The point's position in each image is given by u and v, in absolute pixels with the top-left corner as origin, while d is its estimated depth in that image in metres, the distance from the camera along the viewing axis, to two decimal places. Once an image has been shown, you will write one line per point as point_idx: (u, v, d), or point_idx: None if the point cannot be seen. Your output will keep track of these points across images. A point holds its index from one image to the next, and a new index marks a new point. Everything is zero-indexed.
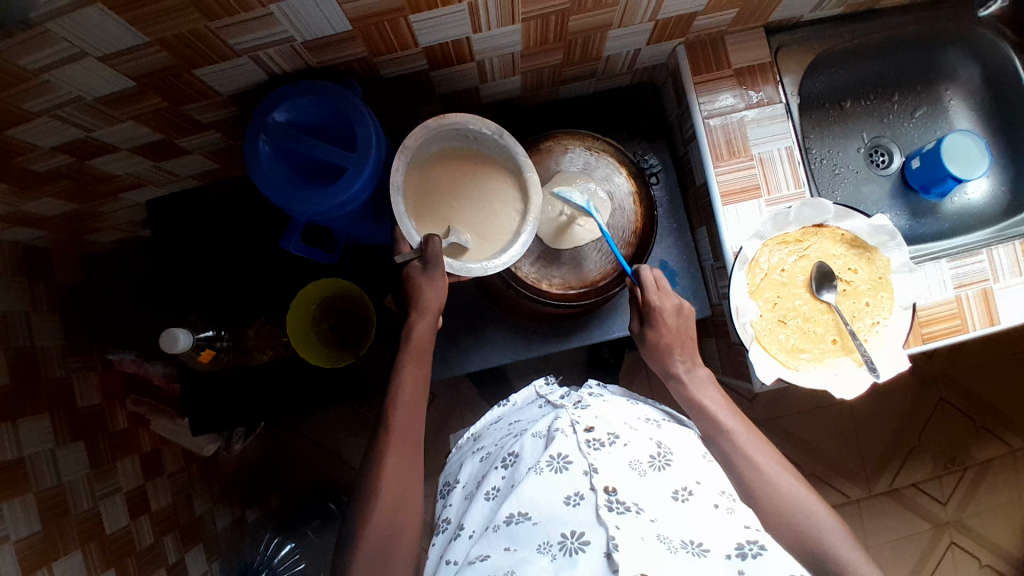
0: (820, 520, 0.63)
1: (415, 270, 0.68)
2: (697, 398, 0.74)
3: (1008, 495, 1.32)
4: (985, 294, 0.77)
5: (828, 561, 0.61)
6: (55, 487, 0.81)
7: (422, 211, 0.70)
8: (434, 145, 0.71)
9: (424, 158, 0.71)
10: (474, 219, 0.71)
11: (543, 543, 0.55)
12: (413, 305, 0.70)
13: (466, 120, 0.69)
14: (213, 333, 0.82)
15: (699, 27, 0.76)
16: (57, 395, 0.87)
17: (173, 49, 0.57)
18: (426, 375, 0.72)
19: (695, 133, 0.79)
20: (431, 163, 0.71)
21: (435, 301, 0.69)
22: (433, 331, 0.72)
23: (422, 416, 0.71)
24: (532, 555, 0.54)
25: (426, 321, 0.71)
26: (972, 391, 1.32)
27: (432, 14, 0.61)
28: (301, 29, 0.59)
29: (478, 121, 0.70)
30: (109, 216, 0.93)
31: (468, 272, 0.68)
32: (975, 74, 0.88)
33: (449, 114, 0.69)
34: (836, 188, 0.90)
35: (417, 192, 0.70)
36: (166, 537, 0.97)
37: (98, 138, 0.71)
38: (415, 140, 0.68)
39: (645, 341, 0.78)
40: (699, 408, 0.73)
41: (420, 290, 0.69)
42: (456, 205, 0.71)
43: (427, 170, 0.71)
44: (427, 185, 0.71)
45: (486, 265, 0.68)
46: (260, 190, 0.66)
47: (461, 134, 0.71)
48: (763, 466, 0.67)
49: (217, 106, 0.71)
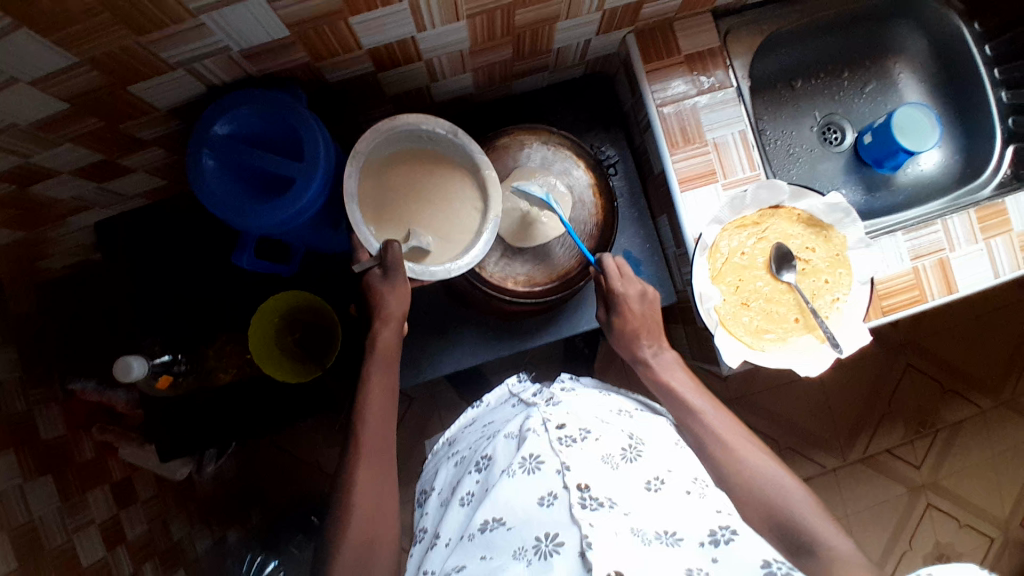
0: (791, 493, 0.63)
1: (376, 278, 0.67)
2: (664, 380, 0.75)
3: (978, 454, 1.35)
4: (942, 263, 0.78)
5: (801, 534, 0.60)
6: (28, 523, 0.79)
7: (381, 216, 0.69)
8: (388, 148, 0.70)
9: (377, 162, 0.69)
10: (435, 220, 0.70)
11: (519, 549, 0.54)
12: (376, 313, 0.69)
13: (419, 120, 0.68)
14: (169, 358, 0.81)
15: (647, 15, 0.75)
16: (20, 429, 0.84)
17: (105, 67, 0.55)
18: (395, 380, 0.72)
19: (651, 122, 0.79)
20: (386, 166, 0.70)
21: (396, 307, 0.68)
22: (398, 336, 0.72)
23: (393, 423, 0.70)
24: (508, 562, 0.53)
25: (390, 328, 0.70)
26: (939, 357, 1.35)
27: (374, 15, 0.60)
28: (236, 37, 0.57)
29: (430, 120, 0.68)
30: (58, 240, 0.90)
31: (431, 276, 0.67)
32: (922, 47, 0.90)
33: (401, 115, 0.67)
34: (791, 167, 0.91)
35: (373, 197, 0.69)
36: (146, 565, 0.95)
37: (38, 163, 0.68)
38: (367, 144, 0.67)
39: (612, 329, 0.78)
40: (671, 393, 0.74)
41: (381, 297, 0.68)
42: (414, 206, 0.70)
43: (382, 173, 0.69)
44: (382, 189, 0.69)
45: (449, 267, 0.68)
46: (206, 206, 0.64)
47: (415, 136, 0.70)
48: (734, 447, 0.67)
49: (158, 121, 0.68)
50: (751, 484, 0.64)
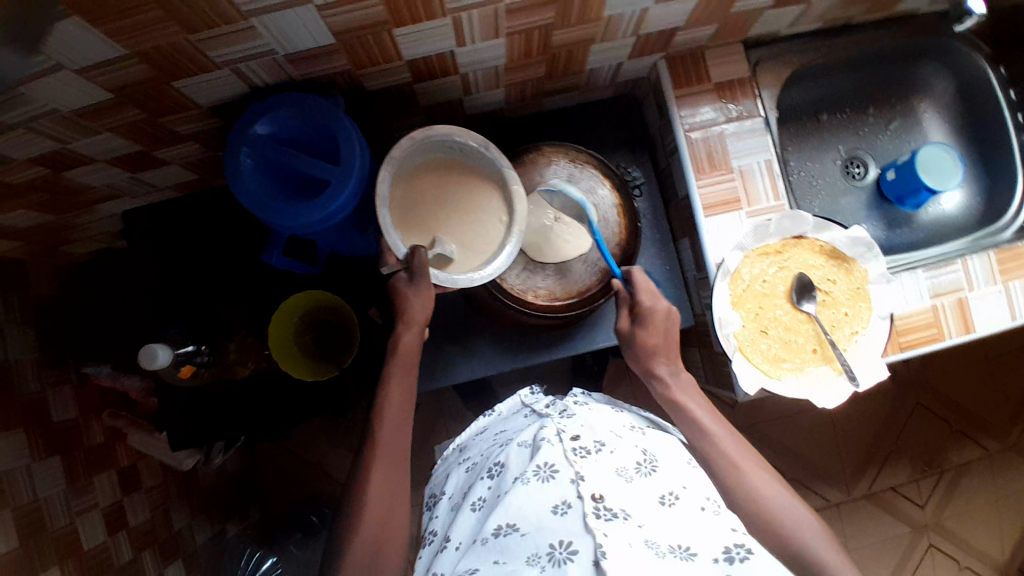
0: (798, 517, 0.64)
1: (401, 283, 0.68)
2: (680, 401, 0.74)
3: (983, 496, 1.34)
4: (960, 303, 0.79)
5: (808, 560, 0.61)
6: (32, 503, 0.79)
7: (408, 221, 0.70)
8: (422, 156, 0.71)
9: (409, 169, 0.70)
10: (462, 231, 0.71)
11: (532, 555, 0.56)
12: (400, 315, 0.69)
13: (451, 132, 0.69)
14: (192, 348, 0.80)
15: (680, 41, 0.77)
16: (31, 411, 0.86)
17: (152, 61, 0.56)
18: (413, 383, 0.72)
19: (678, 146, 0.80)
20: (419, 174, 0.71)
21: (420, 312, 0.68)
22: (421, 340, 0.72)
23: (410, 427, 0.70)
24: (522, 567, 0.55)
25: (412, 333, 0.70)
26: (948, 396, 1.35)
27: (417, 28, 0.61)
28: (283, 42, 0.58)
29: (464, 133, 0.70)
30: (84, 226, 0.92)
31: (453, 283, 0.67)
32: (948, 87, 0.91)
33: (434, 126, 0.69)
34: (814, 199, 0.91)
35: (403, 203, 0.70)
36: (145, 553, 0.95)
37: (74, 149, 0.69)
38: (401, 150, 0.67)
39: (633, 342, 0.77)
40: (683, 409, 0.73)
41: (405, 300, 0.68)
42: (441, 215, 0.71)
43: (415, 180, 0.70)
44: (413, 196, 0.70)
45: (472, 276, 0.68)
46: (242, 204, 0.66)
47: (447, 147, 0.71)
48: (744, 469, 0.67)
49: (198, 117, 0.70)
50: (763, 511, 0.64)
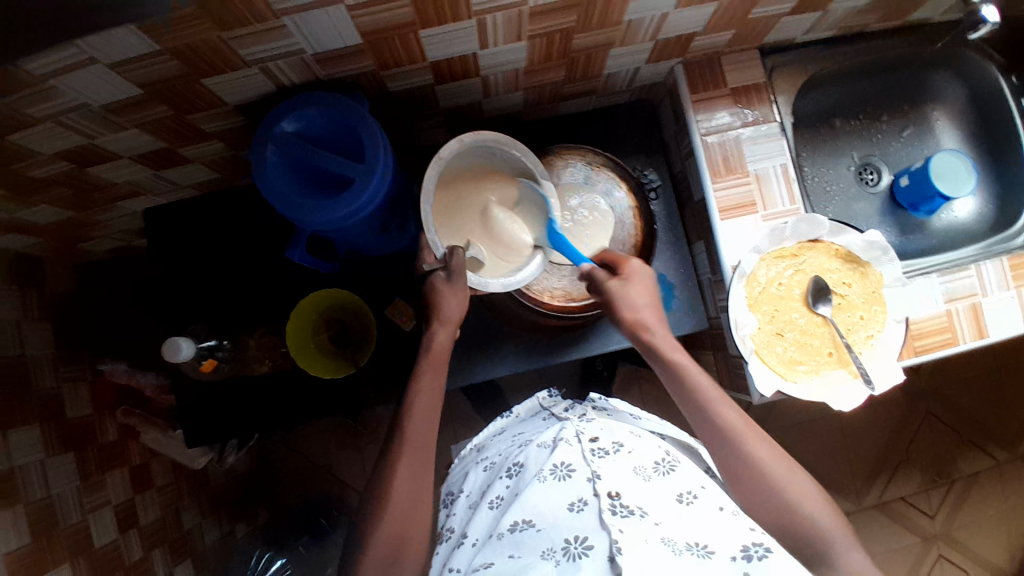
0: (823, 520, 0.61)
1: (440, 281, 0.69)
2: (675, 361, 0.69)
3: (994, 507, 1.34)
4: (975, 308, 0.79)
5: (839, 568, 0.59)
6: (45, 499, 0.79)
7: (444, 223, 0.71)
8: (463, 161, 0.71)
9: (454, 172, 0.71)
10: (495, 234, 0.72)
11: (548, 549, 0.56)
12: (435, 315, 0.71)
13: (499, 138, 0.70)
14: (214, 342, 0.82)
15: (697, 47, 0.78)
16: (46, 405, 0.86)
17: (185, 58, 0.57)
18: (444, 383, 0.72)
19: (694, 149, 0.81)
20: (460, 177, 0.72)
21: (457, 311, 0.70)
22: (452, 341, 0.72)
23: (435, 425, 0.70)
24: (537, 562, 0.55)
25: (446, 331, 0.71)
26: (958, 406, 1.34)
27: (443, 29, 0.62)
28: (312, 41, 0.59)
29: (509, 142, 0.70)
30: (104, 224, 0.93)
31: (485, 288, 0.69)
32: (961, 95, 0.92)
33: (483, 130, 0.69)
34: (828, 205, 0.92)
35: (441, 205, 0.71)
36: (155, 551, 0.95)
37: (101, 145, 0.70)
38: (450, 151, 0.68)
39: (625, 296, 0.70)
40: (676, 377, 0.68)
41: (442, 299, 0.70)
42: (474, 217, 0.72)
43: (455, 184, 0.72)
44: (450, 199, 0.71)
45: (504, 282, 0.70)
46: (268, 200, 0.67)
47: (489, 151, 0.71)
48: (767, 470, 0.63)
49: (224, 115, 0.71)
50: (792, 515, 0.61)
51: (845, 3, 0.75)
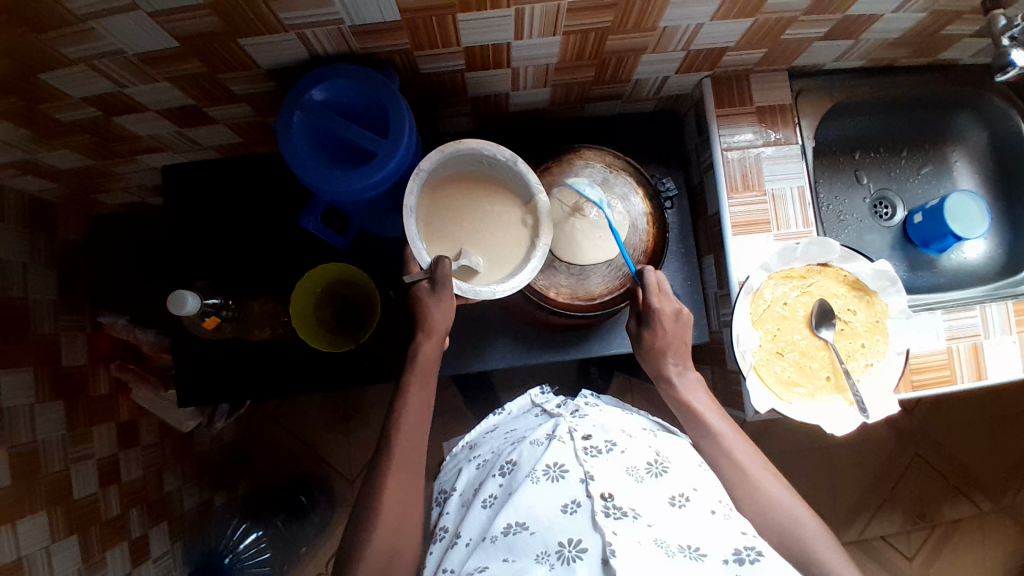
0: (808, 530, 0.65)
1: (424, 292, 0.69)
2: (685, 398, 0.76)
3: (973, 557, 1.34)
4: (976, 348, 0.80)
5: (809, 563, 0.63)
6: (30, 444, 0.80)
7: (432, 231, 0.70)
8: (448, 169, 0.71)
9: (438, 178, 0.71)
10: (485, 242, 0.71)
11: (541, 553, 0.56)
12: (422, 324, 0.71)
13: (483, 145, 0.69)
14: (219, 301, 0.82)
15: (727, 63, 0.79)
16: (43, 351, 0.87)
17: (223, 14, 0.58)
18: (431, 396, 0.74)
19: (713, 163, 0.81)
20: (444, 185, 0.71)
21: (441, 324, 0.71)
22: (438, 352, 0.73)
23: (425, 427, 0.72)
24: (531, 565, 0.55)
25: (432, 342, 0.72)
26: (947, 451, 1.34)
27: (479, 15, 0.63)
28: (351, 12, 0.60)
29: (494, 146, 0.70)
30: (122, 176, 0.93)
31: (476, 295, 0.67)
32: (982, 139, 0.92)
33: (466, 139, 0.69)
34: (840, 233, 0.92)
35: (428, 217, 0.71)
36: (133, 511, 0.96)
37: (129, 95, 0.71)
38: (428, 163, 0.68)
39: (642, 343, 0.79)
40: (683, 408, 0.76)
41: (428, 310, 0.70)
42: (464, 224, 0.71)
43: (440, 191, 0.71)
44: (438, 203, 0.71)
45: (494, 288, 0.68)
46: (291, 167, 0.68)
47: (475, 160, 0.71)
48: (751, 471, 0.69)
49: (256, 78, 0.71)
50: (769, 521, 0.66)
51: (879, 33, 0.76)
